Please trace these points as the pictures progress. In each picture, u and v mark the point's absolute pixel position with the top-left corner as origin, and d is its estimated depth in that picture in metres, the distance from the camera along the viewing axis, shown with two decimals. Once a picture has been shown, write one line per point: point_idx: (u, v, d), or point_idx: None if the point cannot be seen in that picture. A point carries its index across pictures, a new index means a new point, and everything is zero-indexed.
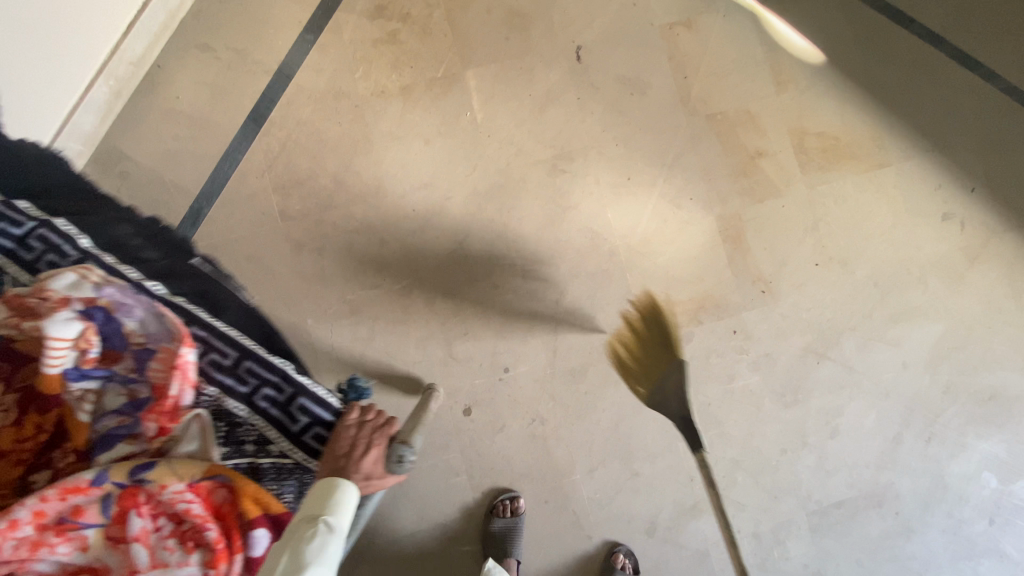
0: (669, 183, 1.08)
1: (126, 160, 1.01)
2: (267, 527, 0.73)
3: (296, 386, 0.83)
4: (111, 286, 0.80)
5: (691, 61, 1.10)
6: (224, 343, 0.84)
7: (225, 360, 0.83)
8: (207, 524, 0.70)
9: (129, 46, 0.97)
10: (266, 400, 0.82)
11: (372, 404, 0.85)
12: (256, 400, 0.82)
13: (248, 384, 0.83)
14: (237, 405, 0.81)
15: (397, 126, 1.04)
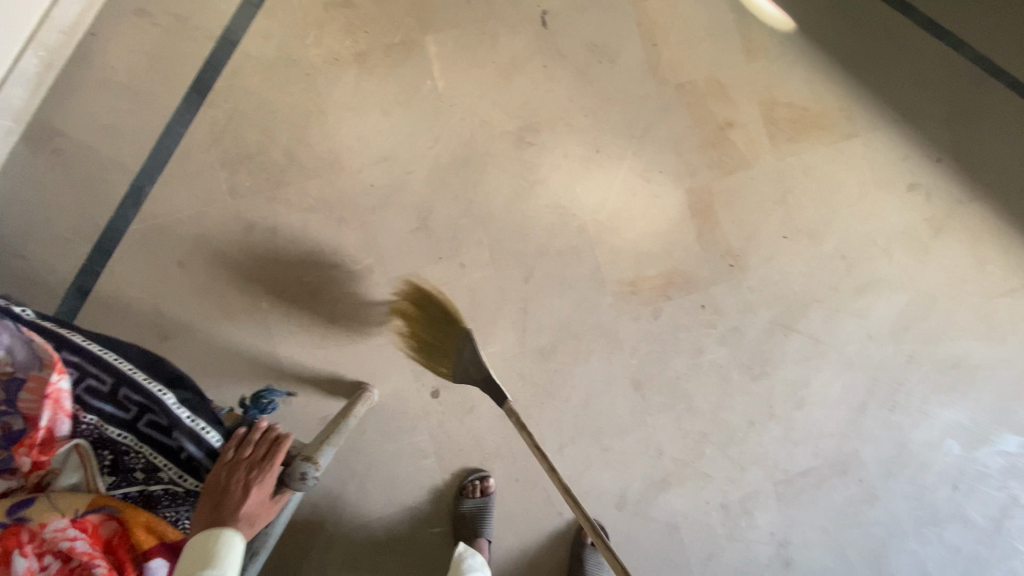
0: (638, 155, 1.05)
1: (59, 135, 0.94)
2: (164, 556, 0.54)
3: (172, 416, 0.56)
4: None
5: (660, 28, 1.06)
6: (100, 365, 0.58)
7: (101, 385, 0.57)
8: (90, 564, 0.50)
9: (61, 10, 0.90)
10: (152, 427, 0.57)
11: (260, 424, 0.61)
12: (140, 426, 0.57)
13: (130, 411, 0.57)
14: (117, 431, 0.57)
15: (353, 97, 0.98)
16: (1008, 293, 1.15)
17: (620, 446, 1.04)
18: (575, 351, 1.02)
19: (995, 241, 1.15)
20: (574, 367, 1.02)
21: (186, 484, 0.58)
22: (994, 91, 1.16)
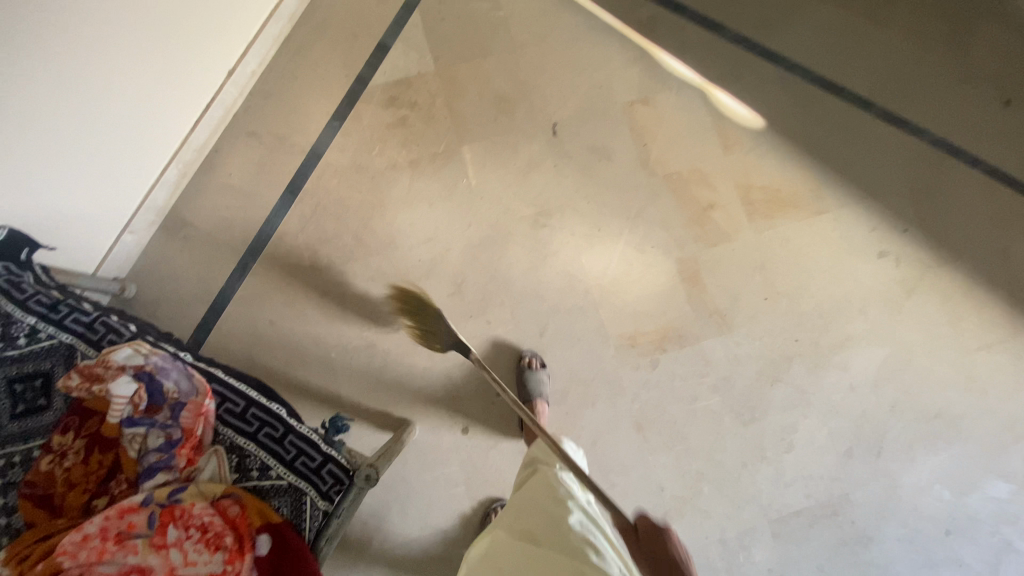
0: (634, 232, 1.27)
1: (187, 226, 1.22)
2: (271, 533, 0.72)
3: (288, 425, 0.77)
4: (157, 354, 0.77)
5: (650, 132, 1.31)
6: (234, 390, 0.78)
7: (235, 406, 0.78)
8: (224, 532, 0.71)
9: (195, 137, 1.20)
10: (266, 437, 0.77)
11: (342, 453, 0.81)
12: (258, 437, 0.77)
13: (252, 425, 0.77)
14: (243, 440, 0.77)
15: (407, 193, 1.27)
16: (984, 348, 1.26)
17: (625, 481, 1.19)
18: (584, 396, 1.21)
19: (967, 300, 1.27)
20: (583, 410, 1.20)
21: (286, 479, 0.76)
22: (956, 170, 1.31)
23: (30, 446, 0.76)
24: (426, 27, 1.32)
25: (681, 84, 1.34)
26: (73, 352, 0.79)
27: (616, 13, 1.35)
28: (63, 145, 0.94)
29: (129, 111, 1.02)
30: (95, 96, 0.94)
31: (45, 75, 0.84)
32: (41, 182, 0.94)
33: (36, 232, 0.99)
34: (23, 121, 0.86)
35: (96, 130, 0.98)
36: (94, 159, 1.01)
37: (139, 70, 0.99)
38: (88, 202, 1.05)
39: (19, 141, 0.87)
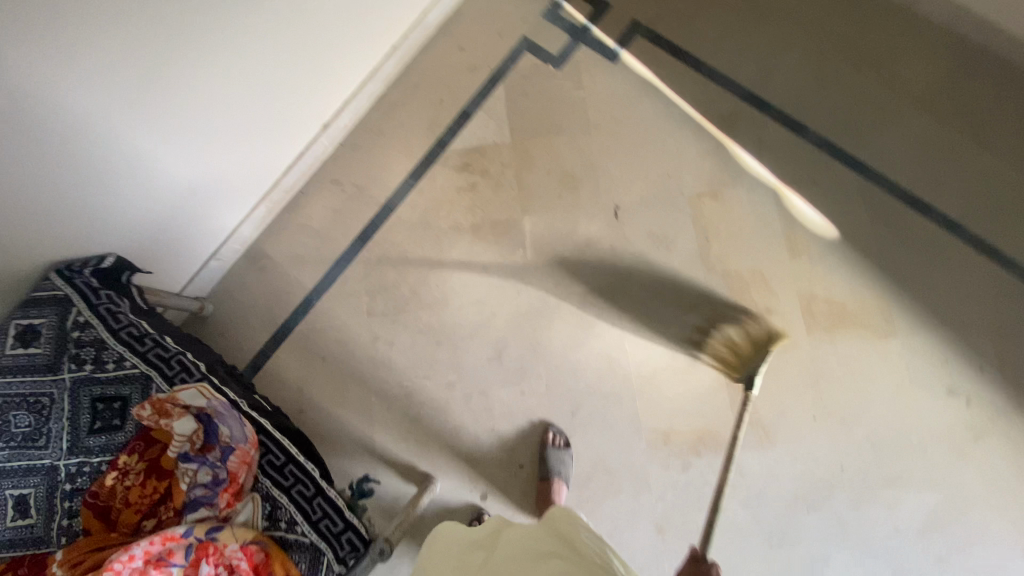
0: (684, 326, 1.25)
1: (266, 257, 1.33)
2: None
3: (320, 488, 0.83)
4: (217, 399, 0.85)
5: (714, 226, 1.30)
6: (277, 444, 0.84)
7: (275, 459, 0.84)
8: None
9: (285, 180, 1.32)
10: (298, 494, 0.83)
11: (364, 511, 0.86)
12: (291, 492, 0.83)
13: (287, 480, 0.83)
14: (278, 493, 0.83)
15: (465, 254, 1.33)
16: None
17: None
18: (607, 485, 1.20)
19: None
20: (603, 499, 1.19)
21: (310, 538, 0.82)
22: None
23: (102, 459, 0.87)
24: (508, 100, 1.39)
25: (754, 182, 1.32)
26: (148, 383, 0.88)
27: (696, 104, 1.36)
28: (174, 176, 1.06)
29: (193, 107, 1.00)
30: (211, 137, 1.07)
31: (171, 112, 0.97)
32: (131, 196, 1.02)
33: (137, 252, 1.10)
34: (147, 149, 0.98)
35: (157, 125, 0.96)
36: (197, 192, 1.13)
37: (250, 119, 1.12)
38: (184, 229, 1.16)
39: (142, 166, 1.00)
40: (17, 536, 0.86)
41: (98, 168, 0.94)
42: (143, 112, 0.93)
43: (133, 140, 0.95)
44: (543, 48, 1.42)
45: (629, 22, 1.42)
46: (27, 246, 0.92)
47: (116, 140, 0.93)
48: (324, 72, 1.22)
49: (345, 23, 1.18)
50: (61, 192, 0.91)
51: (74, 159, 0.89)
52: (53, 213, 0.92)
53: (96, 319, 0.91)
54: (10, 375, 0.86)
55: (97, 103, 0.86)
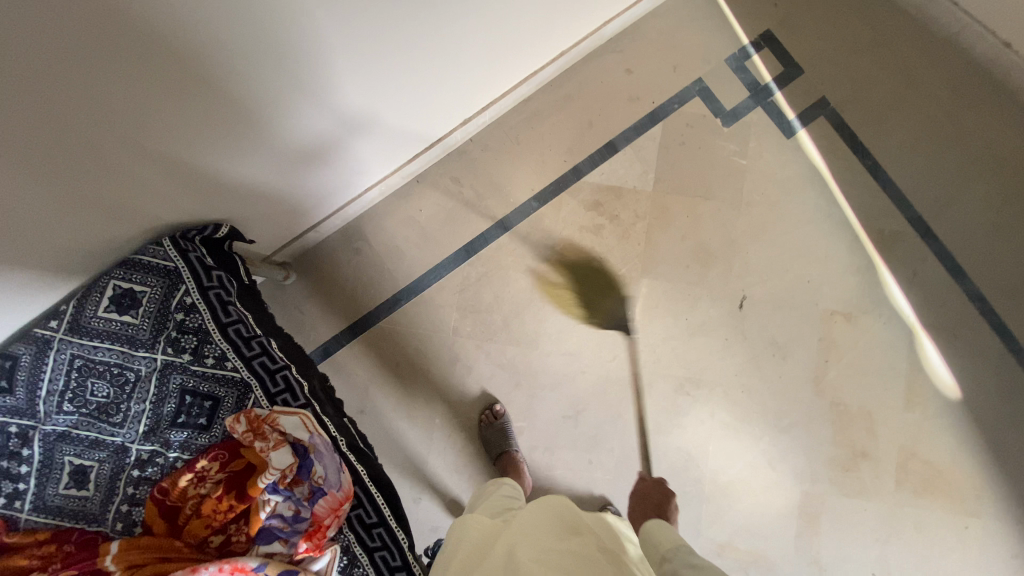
0: (774, 444, 1.19)
1: (364, 241, 1.24)
2: None
3: (405, 562, 0.78)
4: (321, 438, 0.78)
5: (837, 350, 1.21)
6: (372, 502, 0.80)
7: (367, 516, 0.80)
8: None
9: (408, 168, 1.21)
10: (379, 558, 0.79)
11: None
12: (372, 553, 0.79)
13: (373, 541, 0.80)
14: (360, 551, 0.79)
15: (570, 300, 1.23)
16: None
17: None
18: None
19: None
20: None
21: None
22: None
23: (178, 456, 0.81)
24: (662, 145, 1.26)
25: (892, 316, 1.22)
26: (247, 394, 0.82)
27: (860, 213, 1.24)
28: (330, 132, 0.92)
29: (384, 53, 0.84)
30: (383, 99, 0.93)
31: (365, 62, 0.83)
32: (276, 139, 0.84)
33: (256, 211, 0.96)
34: (324, 96, 0.84)
35: (343, 63, 0.80)
36: (339, 155, 0.99)
37: (422, 91, 0.99)
38: (308, 193, 1.02)
39: (311, 127, 0.87)
40: (69, 506, 0.80)
41: (270, 109, 0.79)
42: (342, 54, 0.79)
43: (317, 82, 0.80)
44: (717, 98, 1.27)
45: (817, 98, 1.27)
46: (158, 185, 0.78)
47: (302, 79, 0.78)
48: (492, 71, 1.10)
49: (534, 27, 1.06)
50: (224, 128, 0.76)
51: (246, 76, 0.71)
52: (203, 152, 0.77)
53: (203, 304, 0.84)
54: (98, 340, 0.80)
55: (311, 54, 0.75)
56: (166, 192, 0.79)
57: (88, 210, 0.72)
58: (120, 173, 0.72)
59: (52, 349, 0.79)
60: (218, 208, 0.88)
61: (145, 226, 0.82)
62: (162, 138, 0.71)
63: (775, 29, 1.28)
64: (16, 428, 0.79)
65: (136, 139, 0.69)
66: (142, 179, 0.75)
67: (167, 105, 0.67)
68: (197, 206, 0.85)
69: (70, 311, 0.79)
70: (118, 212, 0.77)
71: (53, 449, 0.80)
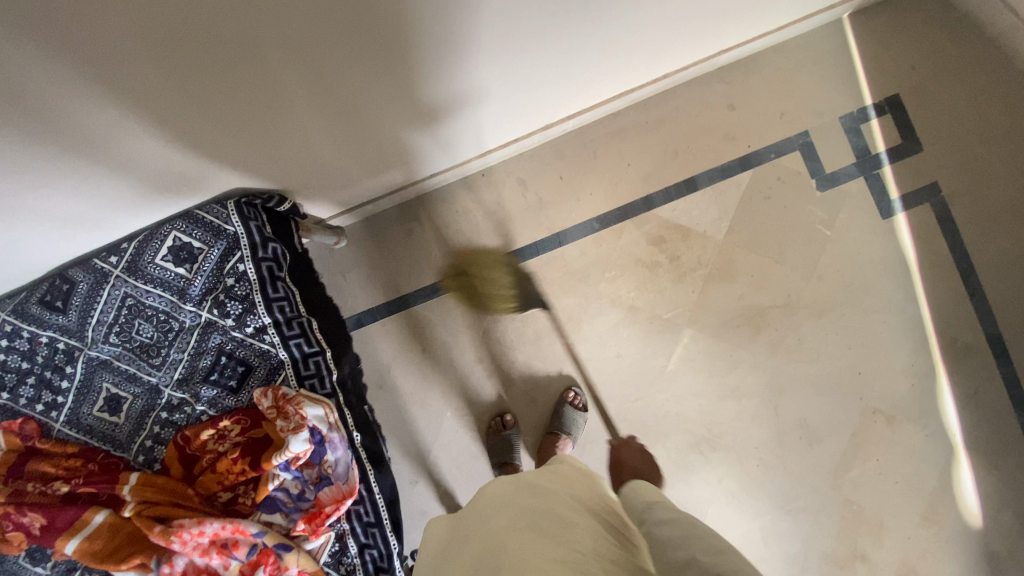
0: (774, 522, 1.16)
1: (418, 222, 1.23)
2: None
3: (391, 565, 0.83)
4: (338, 432, 0.82)
5: (868, 448, 1.16)
6: (373, 502, 0.83)
7: (364, 514, 0.83)
8: None
9: (476, 161, 1.19)
10: (367, 555, 0.83)
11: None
12: (362, 549, 0.83)
13: (364, 539, 0.83)
14: (352, 544, 0.82)
15: (607, 330, 1.19)
16: None
17: None
18: None
19: None
20: None
21: None
22: None
23: (205, 410, 0.84)
24: (745, 195, 1.18)
25: (937, 429, 1.15)
26: (278, 370, 0.84)
27: (936, 316, 1.15)
28: (471, 87, 0.85)
29: (535, 57, 0.85)
30: (536, 63, 0.86)
31: (543, 25, 0.76)
32: (394, 122, 0.85)
33: (358, 157, 0.91)
34: (483, 52, 0.77)
35: (492, 63, 0.81)
36: (467, 110, 0.93)
37: (570, 63, 0.92)
38: (415, 144, 0.97)
39: (432, 114, 0.88)
40: (97, 427, 0.86)
41: (432, 57, 0.73)
42: (528, 12, 0.72)
43: (490, 36, 0.74)
44: (819, 157, 1.17)
45: (929, 182, 1.16)
46: (256, 143, 0.75)
47: (460, 59, 0.76)
48: (620, 65, 1.02)
49: (669, 32, 0.97)
50: (380, 68, 0.70)
51: (409, 63, 0.72)
52: (347, 88, 0.72)
53: (253, 274, 0.84)
54: (152, 286, 0.83)
55: (472, 54, 0.76)
56: (289, 123, 0.74)
57: (172, 147, 0.69)
58: (258, 92, 0.66)
59: (109, 283, 0.83)
60: (313, 156, 0.84)
61: (240, 164, 0.78)
62: (302, 106, 0.71)
63: (904, 96, 1.17)
64: (63, 345, 0.85)
65: (298, 64, 0.63)
66: (277, 103, 0.69)
67: (324, 79, 0.68)
68: (300, 148, 0.80)
69: (131, 252, 0.82)
70: (198, 161, 0.74)
71: (95, 373, 0.86)
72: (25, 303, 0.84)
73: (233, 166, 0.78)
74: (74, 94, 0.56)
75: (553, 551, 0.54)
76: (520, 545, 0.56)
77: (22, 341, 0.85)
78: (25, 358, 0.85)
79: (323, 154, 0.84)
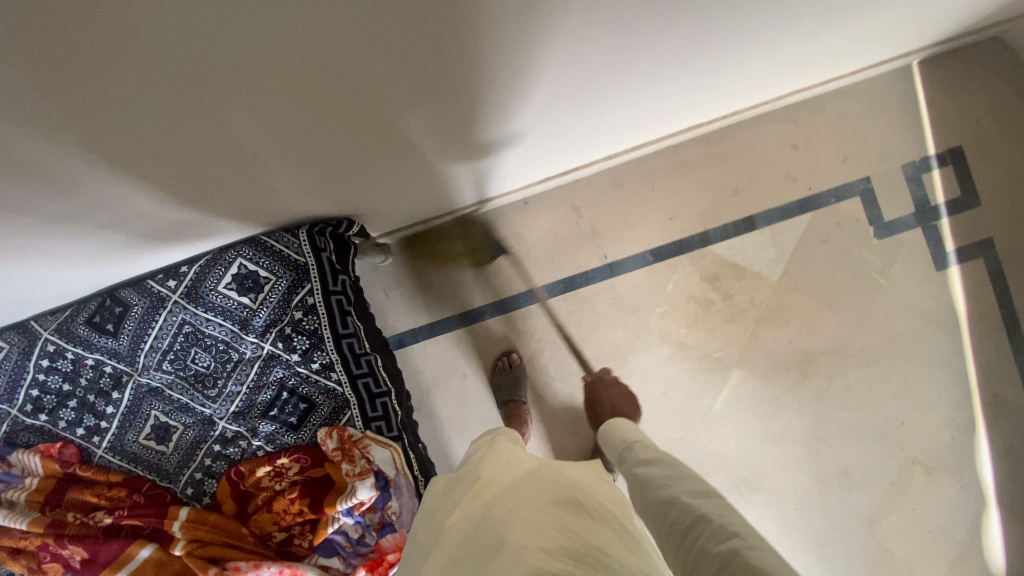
0: (807, 567, 1.17)
1: (467, 243, 1.19)
2: None
3: None
4: (404, 478, 0.79)
5: (903, 497, 1.16)
6: None
7: None
8: None
9: (533, 188, 1.16)
10: None
11: None
12: None
13: None
14: None
15: (655, 365, 1.18)
16: None
17: None
18: None
19: None
20: None
21: None
22: None
23: (261, 445, 0.81)
24: (803, 238, 1.16)
25: (972, 483, 1.16)
26: (343, 410, 0.81)
27: (981, 370, 1.16)
28: (532, 122, 0.81)
29: (618, 92, 0.81)
30: (603, 98, 0.81)
31: (621, 63, 0.72)
32: (471, 149, 0.82)
33: (421, 180, 0.86)
34: (569, 82, 0.72)
35: (579, 97, 0.78)
36: (522, 142, 0.88)
37: (635, 99, 0.87)
38: (464, 172, 0.91)
39: (508, 142, 0.85)
40: (144, 455, 0.83)
41: (504, 89, 0.67)
42: (615, 51, 0.67)
43: (566, 74, 0.69)
44: (879, 204, 1.16)
45: (985, 237, 1.16)
46: (329, 166, 0.71)
47: (550, 94, 0.73)
48: (682, 102, 0.98)
49: (750, 74, 0.94)
50: (456, 92, 0.64)
51: (501, 96, 0.68)
52: (409, 116, 0.66)
53: (322, 307, 0.81)
54: (212, 314, 0.81)
55: (563, 88, 0.73)
56: (334, 148, 0.67)
57: (241, 170, 0.65)
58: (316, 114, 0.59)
59: (166, 308, 0.80)
60: (360, 182, 0.78)
61: (282, 188, 0.72)
62: (386, 131, 0.67)
63: (967, 149, 1.16)
64: (110, 369, 0.82)
65: (365, 88, 0.57)
66: (329, 127, 0.62)
67: (412, 106, 0.64)
68: (346, 174, 0.74)
69: (191, 276, 0.80)
70: (267, 184, 0.70)
71: (143, 401, 0.82)
72: (70, 322, 0.81)
73: (285, 183, 0.71)
74: (129, 104, 0.49)
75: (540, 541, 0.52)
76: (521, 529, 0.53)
77: (64, 362, 0.82)
78: (67, 380, 0.82)
79: (393, 178, 0.81)
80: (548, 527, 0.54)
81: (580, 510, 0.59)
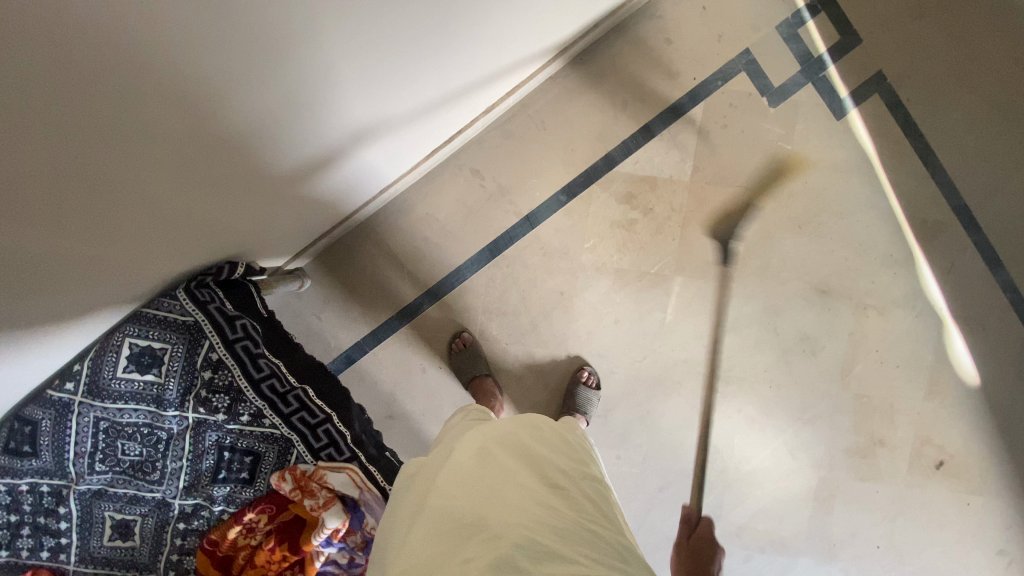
0: (796, 435, 1.21)
1: (380, 241, 1.16)
2: None
3: None
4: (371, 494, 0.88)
5: (866, 342, 1.20)
6: None
7: None
8: None
9: (426, 162, 1.12)
10: None
11: None
12: None
13: None
14: None
15: (599, 299, 1.17)
16: None
17: None
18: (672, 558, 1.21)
19: None
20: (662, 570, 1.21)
21: None
22: None
23: (224, 509, 0.88)
24: (702, 130, 1.15)
25: (925, 308, 1.19)
26: (289, 448, 0.89)
27: (905, 201, 1.17)
28: (369, 102, 0.78)
29: (457, 25, 0.77)
30: (404, 93, 0.83)
31: (388, 60, 0.73)
32: (326, 132, 0.77)
33: (292, 181, 0.82)
34: (392, 26, 0.67)
35: (416, 39, 0.73)
36: (376, 127, 0.85)
37: (441, 83, 0.88)
38: (324, 192, 0.92)
39: (364, 115, 0.80)
40: (116, 556, 0.86)
41: (323, 55, 0.63)
42: (364, 49, 0.67)
43: (333, 88, 0.69)
44: (765, 73, 1.15)
45: (874, 71, 1.15)
46: (180, 199, 0.68)
47: (378, 46, 0.69)
48: (517, 52, 0.97)
49: None
50: (271, 75, 0.60)
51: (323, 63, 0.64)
52: (208, 171, 0.67)
53: (229, 358, 0.88)
54: (123, 402, 0.85)
55: (387, 35, 0.68)
56: (163, 206, 0.67)
57: (84, 232, 0.61)
58: (101, 216, 0.61)
59: (74, 412, 0.83)
60: (202, 241, 0.80)
61: (124, 276, 0.75)
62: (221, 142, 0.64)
63: None
64: (47, 488, 0.83)
65: (127, 174, 0.58)
66: (144, 188, 0.62)
67: (238, 108, 0.61)
68: (186, 239, 0.77)
69: (86, 373, 0.82)
70: (121, 236, 0.66)
71: (91, 506, 0.85)
72: None
73: (141, 231, 0.68)
74: None
75: (527, 521, 0.56)
76: (508, 509, 0.58)
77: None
78: (11, 512, 0.81)
79: (256, 186, 0.76)
80: (534, 508, 0.58)
81: (574, 495, 0.62)
